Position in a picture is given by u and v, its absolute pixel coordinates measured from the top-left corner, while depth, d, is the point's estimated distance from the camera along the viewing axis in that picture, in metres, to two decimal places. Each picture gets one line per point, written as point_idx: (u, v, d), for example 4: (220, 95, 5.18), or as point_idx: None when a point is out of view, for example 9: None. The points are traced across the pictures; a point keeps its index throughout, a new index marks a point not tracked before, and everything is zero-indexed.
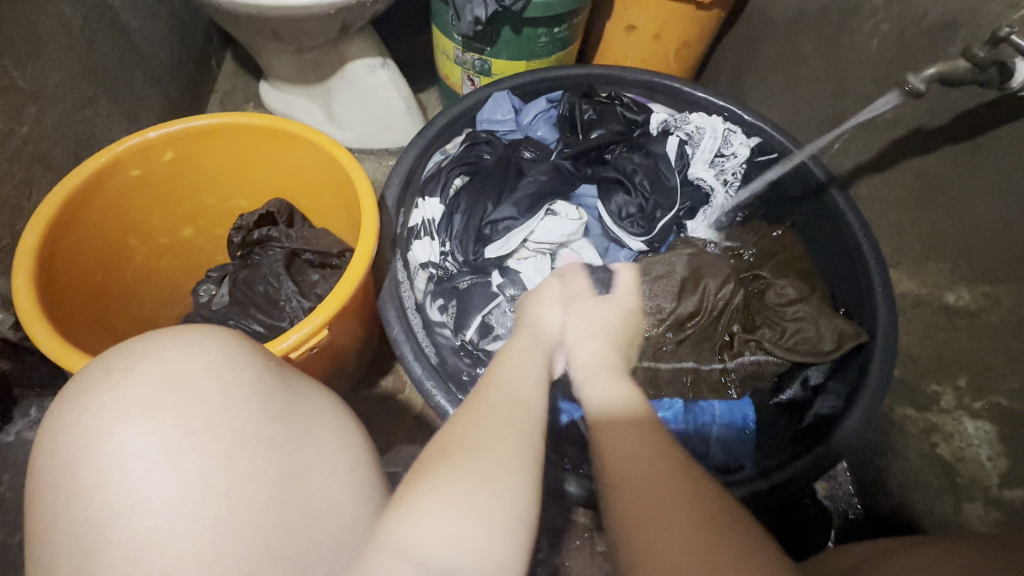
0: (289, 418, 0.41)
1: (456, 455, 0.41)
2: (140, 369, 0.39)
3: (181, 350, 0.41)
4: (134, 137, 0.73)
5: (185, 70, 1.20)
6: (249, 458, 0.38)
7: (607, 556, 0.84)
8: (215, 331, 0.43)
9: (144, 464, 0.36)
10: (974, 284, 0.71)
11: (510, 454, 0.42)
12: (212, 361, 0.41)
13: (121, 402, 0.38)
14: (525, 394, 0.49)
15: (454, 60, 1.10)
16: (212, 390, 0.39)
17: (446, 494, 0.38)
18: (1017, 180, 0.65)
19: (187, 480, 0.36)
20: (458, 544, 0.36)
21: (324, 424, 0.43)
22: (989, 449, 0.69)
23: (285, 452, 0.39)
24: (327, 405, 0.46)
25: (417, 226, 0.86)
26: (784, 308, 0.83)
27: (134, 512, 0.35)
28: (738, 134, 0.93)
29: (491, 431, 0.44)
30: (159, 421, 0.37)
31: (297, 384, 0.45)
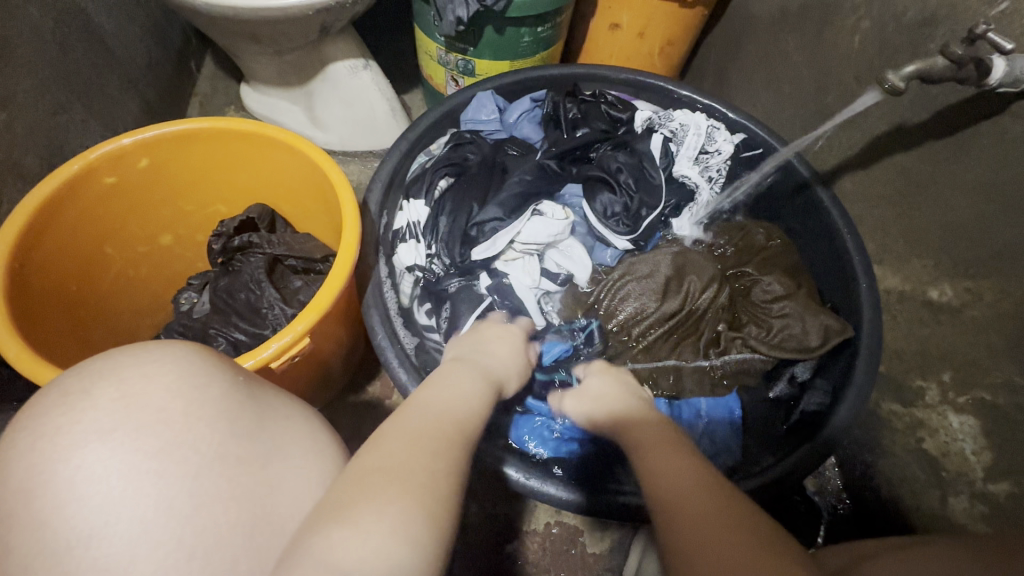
0: (257, 435, 0.43)
1: (395, 461, 0.40)
2: (97, 392, 0.39)
3: (140, 370, 0.41)
4: (107, 144, 0.72)
5: (162, 73, 1.18)
6: (216, 479, 0.39)
7: (599, 557, 0.84)
8: (176, 348, 0.44)
9: (102, 490, 0.36)
10: (957, 279, 0.71)
11: (443, 459, 0.42)
12: (173, 382, 0.41)
13: (77, 427, 0.38)
14: (457, 409, 0.49)
15: (437, 61, 1.09)
16: (175, 412, 0.40)
17: (374, 508, 0.35)
18: (998, 175, 0.66)
19: (149, 504, 0.36)
20: (393, 549, 0.34)
21: (292, 441, 0.45)
22: (973, 443, 0.70)
23: (252, 470, 0.41)
24: (297, 419, 0.48)
25: (402, 229, 0.85)
26: (770, 305, 0.83)
27: (91, 540, 0.35)
28: (723, 131, 0.93)
29: (430, 438, 0.44)
30: (116, 445, 0.37)
31: (263, 398, 0.47)
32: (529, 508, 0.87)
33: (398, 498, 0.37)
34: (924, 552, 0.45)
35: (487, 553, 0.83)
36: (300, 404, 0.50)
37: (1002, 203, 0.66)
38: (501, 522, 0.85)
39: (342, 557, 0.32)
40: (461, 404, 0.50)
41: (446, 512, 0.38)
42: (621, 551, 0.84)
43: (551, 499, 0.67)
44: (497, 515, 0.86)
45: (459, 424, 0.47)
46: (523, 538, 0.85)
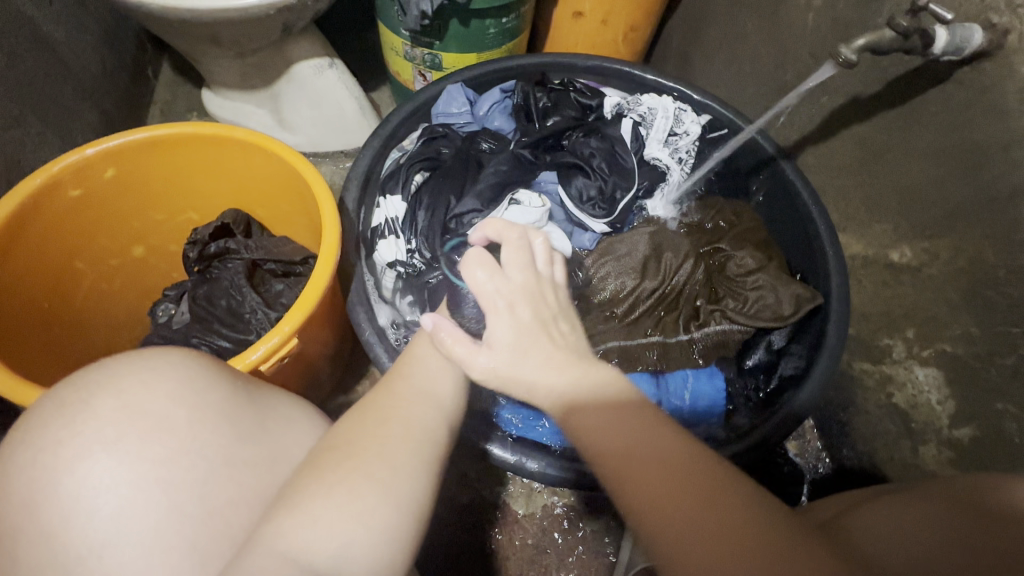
0: (262, 439, 0.43)
1: (352, 451, 0.42)
2: (97, 403, 0.39)
3: (140, 378, 0.40)
4: (70, 156, 0.70)
5: (119, 82, 1.14)
6: (227, 482, 0.39)
7: (595, 533, 0.86)
8: (175, 354, 0.43)
9: (112, 500, 0.36)
10: (914, 240, 0.75)
11: (411, 447, 0.43)
12: (174, 389, 0.41)
13: (80, 439, 0.38)
14: (429, 388, 0.49)
15: (404, 57, 1.09)
16: (180, 419, 0.40)
17: (338, 495, 0.38)
18: (946, 140, 0.70)
19: (160, 513, 0.37)
20: (343, 541, 0.37)
21: (300, 439, 0.45)
22: (938, 393, 0.74)
23: (259, 474, 0.41)
24: (301, 418, 0.48)
25: (380, 226, 0.85)
26: (744, 278, 0.87)
27: (103, 551, 0.35)
28: (689, 113, 0.96)
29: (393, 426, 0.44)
30: (123, 454, 0.38)
31: (266, 400, 0.46)
32: (523, 491, 0.89)
33: (347, 499, 0.38)
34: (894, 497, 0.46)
35: (484, 538, 0.85)
36: (301, 402, 0.50)
37: (950, 166, 0.70)
38: (499, 507, 0.87)
39: (298, 544, 0.35)
40: (434, 379, 0.50)
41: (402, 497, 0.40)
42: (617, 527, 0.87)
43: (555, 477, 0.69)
44: (494, 501, 0.87)
45: (435, 404, 0.48)
46: (522, 522, 0.86)
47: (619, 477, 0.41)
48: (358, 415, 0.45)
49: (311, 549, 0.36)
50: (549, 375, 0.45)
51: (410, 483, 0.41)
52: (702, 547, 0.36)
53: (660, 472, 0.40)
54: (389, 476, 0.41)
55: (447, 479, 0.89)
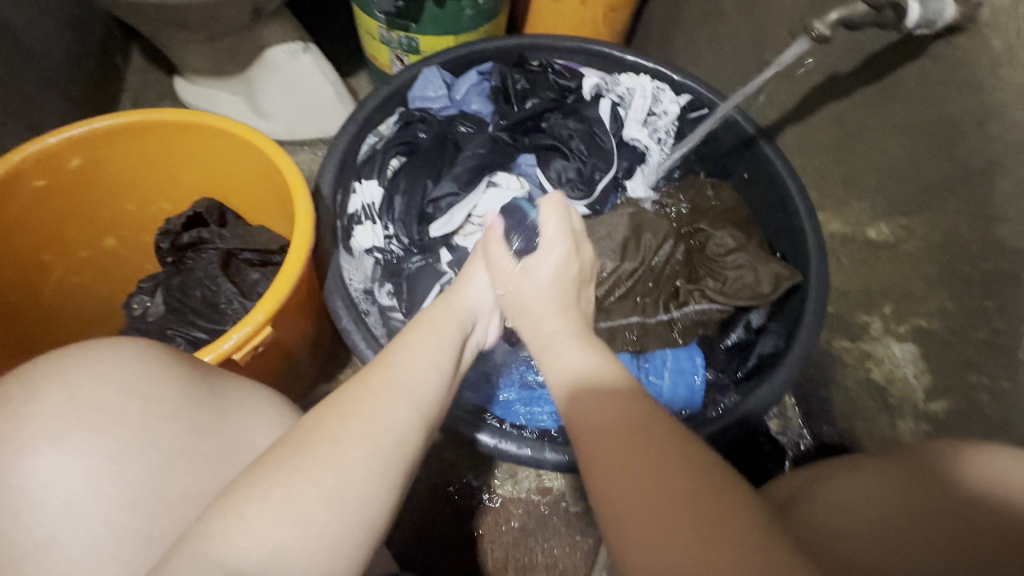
0: (222, 429, 0.42)
1: (307, 448, 0.39)
2: (44, 396, 0.38)
3: (90, 370, 0.40)
4: (31, 145, 0.67)
5: (86, 70, 1.11)
6: (181, 476, 0.39)
7: (581, 514, 0.87)
8: (128, 346, 0.43)
9: (61, 494, 0.36)
10: (891, 217, 0.76)
11: (370, 452, 0.40)
12: (125, 382, 0.40)
13: (27, 433, 0.37)
14: (410, 380, 0.46)
15: (380, 40, 1.06)
16: (132, 411, 0.39)
17: (279, 502, 0.36)
18: (922, 116, 0.70)
19: (109, 508, 0.37)
20: (274, 548, 0.35)
21: (261, 430, 0.44)
22: (914, 367, 0.75)
23: (217, 466, 0.41)
24: (264, 406, 0.47)
25: (356, 212, 0.83)
26: (724, 258, 0.86)
27: (48, 548, 0.35)
28: (667, 92, 0.95)
29: (358, 425, 0.41)
30: (71, 450, 0.37)
31: (228, 389, 0.46)
32: (509, 474, 0.89)
33: (286, 505, 0.36)
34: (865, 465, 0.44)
35: (471, 522, 0.85)
36: (266, 391, 0.50)
37: (926, 142, 0.70)
38: (484, 491, 0.88)
39: (228, 553, 0.34)
40: (417, 371, 0.47)
41: (346, 508, 0.38)
42: None
43: (534, 462, 0.69)
44: (479, 485, 0.88)
45: (411, 398, 0.44)
46: (507, 504, 0.87)
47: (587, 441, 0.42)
48: (330, 406, 0.42)
49: (240, 558, 0.34)
50: (556, 316, 0.54)
51: (360, 493, 0.38)
52: (641, 490, 0.37)
53: (623, 436, 0.41)
54: (337, 485, 0.38)
55: (434, 464, 0.89)
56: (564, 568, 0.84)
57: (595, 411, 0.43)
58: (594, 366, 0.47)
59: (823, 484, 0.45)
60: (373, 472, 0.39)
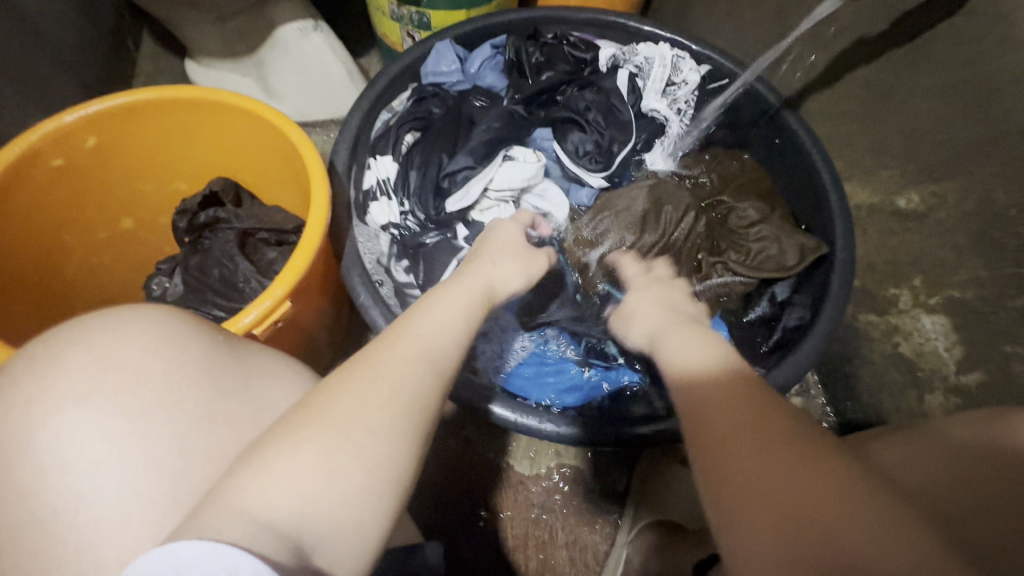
0: (245, 393, 0.43)
1: (336, 404, 0.38)
2: (69, 358, 0.38)
3: (114, 333, 0.40)
4: (47, 124, 0.67)
5: (98, 54, 1.11)
6: (206, 437, 0.39)
7: (601, 492, 0.87)
8: (151, 310, 0.43)
9: (89, 454, 0.36)
10: (922, 185, 0.73)
11: (392, 411, 0.39)
12: (148, 344, 0.40)
13: (54, 393, 0.37)
14: (427, 343, 0.45)
15: (390, 16, 1.05)
16: (156, 373, 0.39)
17: (305, 456, 0.35)
18: (957, 76, 0.67)
19: (137, 467, 0.37)
20: (304, 503, 0.34)
21: (284, 394, 0.44)
22: (945, 340, 0.73)
23: (242, 428, 0.41)
24: (284, 373, 0.47)
25: (372, 188, 0.83)
26: (747, 230, 0.84)
27: (78, 505, 0.35)
28: (687, 61, 0.92)
29: (382, 384, 0.40)
30: (96, 410, 0.37)
31: (249, 356, 0.46)
32: (527, 453, 0.89)
33: (313, 462, 0.35)
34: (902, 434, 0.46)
35: (490, 499, 0.85)
36: (289, 359, 0.50)
37: (960, 104, 0.67)
38: (503, 469, 0.88)
39: (255, 505, 0.32)
40: (436, 333, 0.47)
41: (375, 466, 0.36)
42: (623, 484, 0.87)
43: (549, 435, 0.68)
44: (498, 464, 0.88)
45: (428, 358, 0.44)
46: (526, 482, 0.87)
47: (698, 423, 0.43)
48: (353, 366, 0.42)
49: (272, 510, 0.33)
50: (652, 314, 0.64)
51: (388, 450, 0.37)
52: (758, 466, 0.37)
53: (736, 415, 0.41)
54: (362, 439, 0.37)
55: (453, 443, 0.89)
56: (584, 545, 0.84)
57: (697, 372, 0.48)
58: (711, 352, 0.50)
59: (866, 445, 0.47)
60: (398, 429, 0.38)
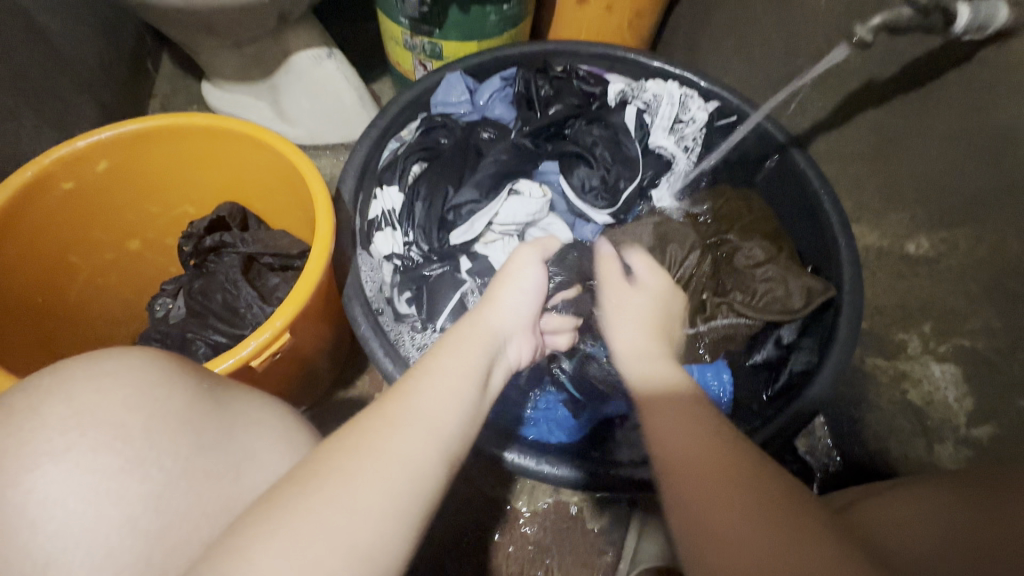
0: (228, 445, 0.42)
1: (325, 479, 0.35)
2: (47, 411, 0.38)
3: (94, 384, 0.40)
4: (62, 148, 0.69)
5: (118, 74, 1.13)
6: (185, 495, 0.38)
7: (599, 532, 0.85)
8: (134, 357, 0.42)
9: (60, 513, 0.36)
10: (932, 231, 0.72)
11: (385, 489, 0.35)
12: (128, 396, 0.40)
13: (28, 448, 0.37)
14: (435, 410, 0.41)
15: (404, 46, 1.07)
16: (135, 427, 0.39)
17: (292, 535, 0.31)
18: (967, 124, 0.66)
19: (111, 527, 0.36)
20: None
21: (265, 443, 0.43)
22: (956, 390, 0.72)
23: (222, 484, 0.40)
24: (271, 420, 0.46)
25: (377, 218, 0.83)
26: (753, 270, 0.83)
27: (47, 569, 0.35)
28: (696, 99, 0.92)
29: (371, 460, 0.36)
30: (70, 467, 0.37)
31: (234, 402, 0.45)
32: (526, 488, 0.87)
33: (298, 545, 0.31)
34: (904, 486, 0.45)
35: (486, 536, 0.84)
36: (276, 403, 0.49)
37: (971, 150, 0.66)
38: (498, 504, 0.86)
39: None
40: (443, 402, 0.42)
41: (355, 552, 0.32)
42: (621, 525, 0.85)
43: (549, 478, 0.67)
44: (494, 499, 0.86)
45: (434, 433, 0.40)
46: (523, 518, 0.85)
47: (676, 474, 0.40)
48: (346, 438, 0.38)
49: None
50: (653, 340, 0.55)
51: (374, 533, 0.33)
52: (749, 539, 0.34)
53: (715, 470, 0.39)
54: (349, 522, 0.33)
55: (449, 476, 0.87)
56: None
57: (688, 464, 0.40)
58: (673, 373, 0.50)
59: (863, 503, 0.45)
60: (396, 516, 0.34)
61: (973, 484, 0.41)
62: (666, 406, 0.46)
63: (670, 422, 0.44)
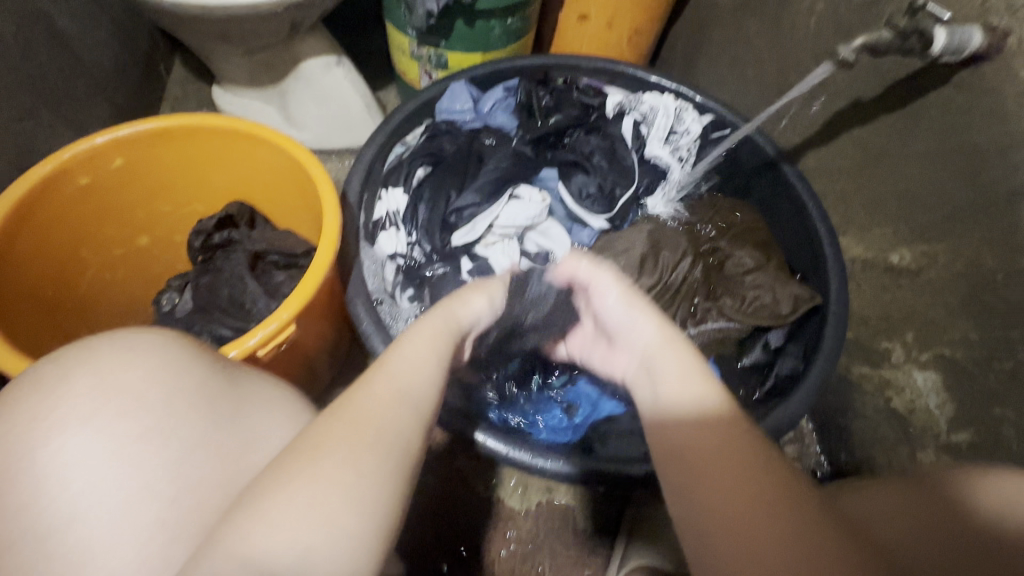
0: (239, 421, 0.44)
1: (322, 451, 0.37)
2: (74, 381, 0.41)
3: (118, 358, 0.42)
4: (80, 143, 0.71)
5: (132, 77, 1.17)
6: (199, 464, 0.40)
7: (591, 532, 0.86)
8: (155, 336, 0.45)
9: (84, 475, 0.38)
10: (914, 244, 0.75)
11: (374, 453, 0.38)
12: (148, 371, 0.42)
13: (56, 414, 0.39)
14: (406, 382, 0.43)
15: (410, 56, 1.10)
16: (155, 398, 0.41)
17: (304, 500, 0.35)
18: (945, 143, 0.70)
19: (130, 492, 0.38)
20: (299, 553, 0.33)
21: (274, 424, 0.45)
22: (936, 398, 0.74)
23: (232, 457, 0.42)
24: (280, 401, 0.48)
25: (381, 219, 0.85)
26: (743, 277, 0.87)
27: (70, 526, 0.37)
28: (690, 111, 0.96)
29: (354, 429, 0.39)
30: (95, 433, 0.39)
31: (245, 382, 0.47)
32: (519, 488, 0.89)
33: (310, 510, 0.34)
34: (888, 481, 0.45)
35: (479, 533, 0.85)
36: (285, 388, 0.51)
37: (949, 168, 0.70)
38: (492, 503, 0.88)
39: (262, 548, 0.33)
40: (414, 372, 0.44)
41: (359, 505, 0.35)
42: (613, 525, 0.87)
43: (538, 470, 0.69)
44: (488, 497, 0.88)
45: (410, 400, 0.42)
46: (516, 517, 0.87)
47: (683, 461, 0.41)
48: (333, 415, 0.40)
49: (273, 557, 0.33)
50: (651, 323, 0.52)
51: (372, 491, 0.36)
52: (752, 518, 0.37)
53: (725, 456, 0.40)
54: (351, 485, 0.36)
55: (445, 474, 0.89)
56: None
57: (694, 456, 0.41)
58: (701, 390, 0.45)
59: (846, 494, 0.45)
60: (387, 474, 0.37)
61: (948, 480, 0.42)
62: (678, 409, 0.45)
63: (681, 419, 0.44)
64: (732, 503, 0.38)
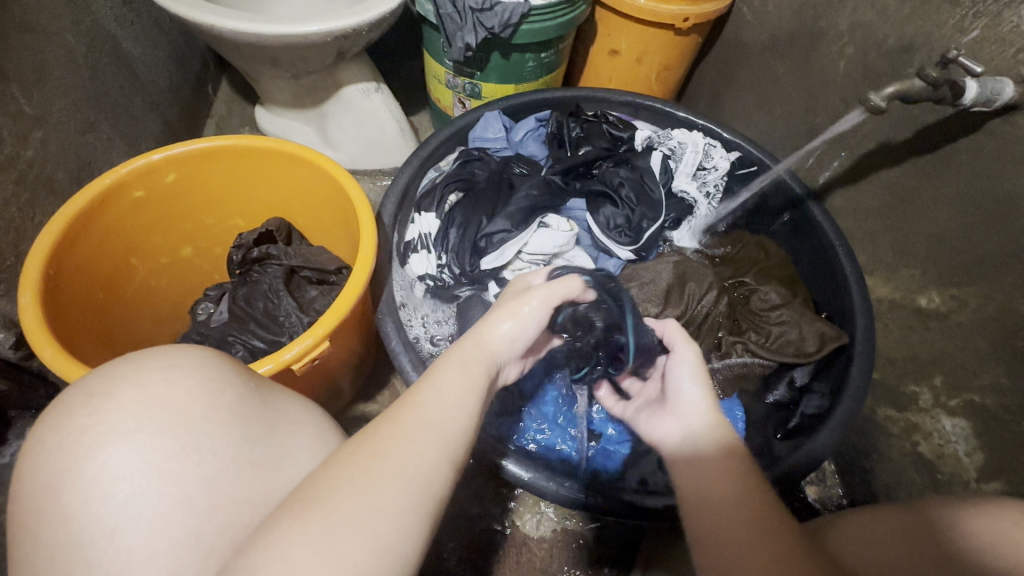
0: (268, 439, 0.44)
1: (341, 482, 0.37)
2: (121, 394, 0.42)
3: (163, 373, 0.43)
4: (137, 160, 0.76)
5: (183, 95, 1.24)
6: (233, 480, 0.40)
7: (603, 563, 0.85)
8: (197, 354, 0.46)
9: (126, 487, 0.38)
10: (943, 286, 0.75)
11: (401, 490, 0.37)
12: (192, 387, 0.43)
13: (103, 425, 0.40)
14: (438, 417, 0.44)
15: (446, 84, 1.15)
16: (195, 414, 0.42)
17: (313, 529, 0.33)
18: (975, 188, 0.70)
19: (167, 503, 0.38)
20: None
21: (302, 443, 0.46)
22: (966, 444, 0.73)
23: (262, 474, 0.42)
24: (308, 423, 0.49)
25: (413, 240, 0.89)
26: (768, 313, 0.87)
27: (112, 536, 0.36)
28: (718, 149, 0.98)
29: (386, 464, 0.39)
30: (139, 446, 0.40)
31: (275, 401, 0.49)
32: (533, 513, 0.89)
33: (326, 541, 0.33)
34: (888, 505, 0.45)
35: (491, 556, 0.85)
36: (311, 407, 0.53)
37: (979, 213, 0.70)
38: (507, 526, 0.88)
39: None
40: (446, 411, 0.45)
41: (379, 539, 0.34)
42: (626, 557, 0.86)
43: (538, 489, 0.69)
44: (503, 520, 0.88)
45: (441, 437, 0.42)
46: (529, 542, 0.86)
47: (697, 501, 0.46)
48: (361, 448, 0.40)
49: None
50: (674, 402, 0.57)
51: (394, 526, 0.35)
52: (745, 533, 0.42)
53: (722, 497, 0.45)
54: (372, 518, 0.35)
55: (460, 494, 0.89)
56: None
57: (697, 498, 0.46)
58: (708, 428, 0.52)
59: (831, 526, 0.46)
60: (407, 508, 0.37)
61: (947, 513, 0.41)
62: (692, 462, 0.49)
63: (696, 471, 0.48)
64: (719, 522, 0.43)
